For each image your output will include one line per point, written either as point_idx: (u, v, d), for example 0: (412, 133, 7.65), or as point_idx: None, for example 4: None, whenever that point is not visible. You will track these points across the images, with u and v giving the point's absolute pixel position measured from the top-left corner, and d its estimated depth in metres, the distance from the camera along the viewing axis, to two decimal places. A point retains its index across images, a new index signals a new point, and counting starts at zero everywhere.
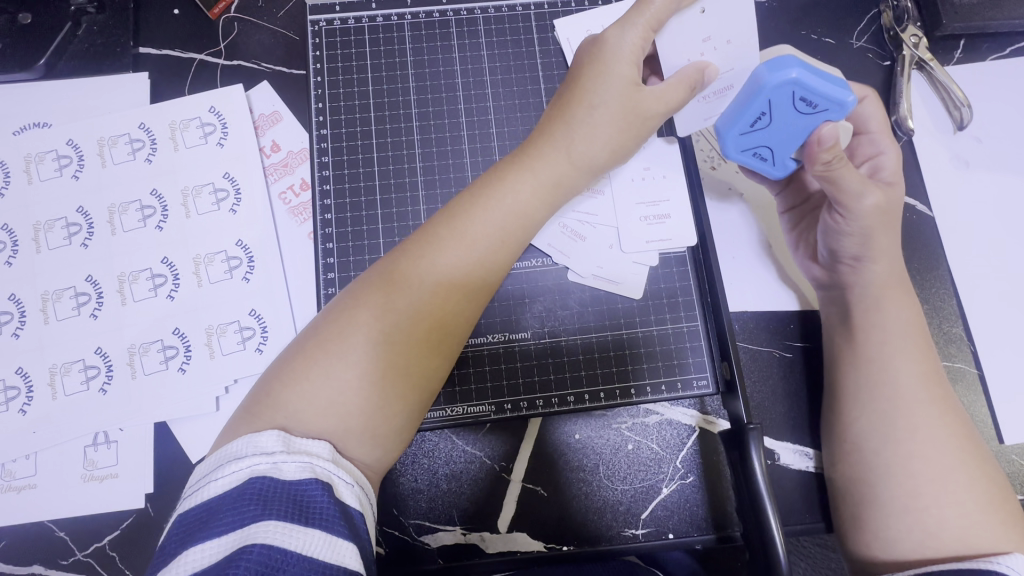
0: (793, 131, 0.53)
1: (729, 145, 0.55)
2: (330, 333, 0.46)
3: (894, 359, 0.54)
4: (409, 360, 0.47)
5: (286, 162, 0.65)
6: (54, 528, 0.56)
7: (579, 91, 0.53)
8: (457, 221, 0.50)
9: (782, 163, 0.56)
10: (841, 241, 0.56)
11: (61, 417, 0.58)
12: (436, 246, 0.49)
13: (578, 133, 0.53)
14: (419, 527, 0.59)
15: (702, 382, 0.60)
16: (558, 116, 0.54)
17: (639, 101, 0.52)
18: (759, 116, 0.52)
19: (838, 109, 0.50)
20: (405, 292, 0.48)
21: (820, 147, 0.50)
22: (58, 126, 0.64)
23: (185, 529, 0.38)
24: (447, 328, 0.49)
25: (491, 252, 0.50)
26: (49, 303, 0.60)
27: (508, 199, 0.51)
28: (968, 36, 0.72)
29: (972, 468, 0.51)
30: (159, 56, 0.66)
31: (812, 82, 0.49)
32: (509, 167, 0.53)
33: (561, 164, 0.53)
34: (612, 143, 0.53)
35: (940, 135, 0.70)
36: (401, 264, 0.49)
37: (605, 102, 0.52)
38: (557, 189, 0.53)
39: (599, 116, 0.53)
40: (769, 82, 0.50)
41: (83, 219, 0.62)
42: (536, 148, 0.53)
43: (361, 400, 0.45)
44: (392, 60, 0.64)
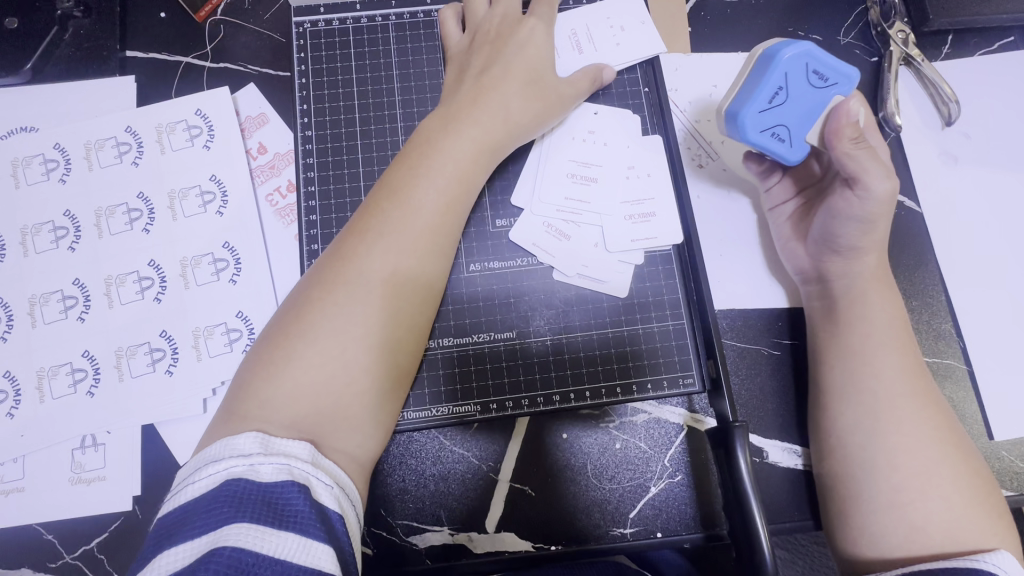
0: (806, 107, 0.54)
1: (748, 122, 0.54)
2: (292, 324, 0.47)
3: (878, 354, 0.54)
4: (374, 324, 0.48)
5: (272, 164, 0.65)
6: (42, 532, 0.56)
7: (488, 65, 0.59)
8: (396, 187, 0.52)
9: (800, 145, 0.55)
10: (849, 226, 0.56)
11: (49, 419, 0.58)
12: (381, 216, 0.51)
13: (499, 99, 0.57)
14: (407, 528, 0.59)
15: (689, 380, 0.60)
16: (478, 85, 0.58)
17: (546, 79, 0.59)
18: (775, 93, 0.53)
19: (845, 83, 0.54)
20: (355, 260, 0.49)
21: (846, 119, 0.53)
22: (45, 130, 0.64)
23: (162, 533, 0.38)
24: (405, 285, 0.50)
25: (438, 209, 0.52)
26: (36, 306, 0.61)
27: (444, 160, 0.53)
28: (956, 31, 0.72)
29: (957, 463, 0.51)
30: (146, 59, 0.66)
31: (821, 56, 0.53)
32: (438, 132, 0.55)
33: (491, 123, 0.56)
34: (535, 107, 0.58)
35: (928, 131, 0.70)
36: (348, 241, 0.50)
37: (514, 75, 0.58)
38: (490, 145, 0.56)
39: (514, 87, 0.57)
40: (781, 56, 0.52)
41: (70, 222, 0.62)
42: (463, 116, 0.55)
43: (340, 378, 0.46)
44: (376, 61, 0.64)
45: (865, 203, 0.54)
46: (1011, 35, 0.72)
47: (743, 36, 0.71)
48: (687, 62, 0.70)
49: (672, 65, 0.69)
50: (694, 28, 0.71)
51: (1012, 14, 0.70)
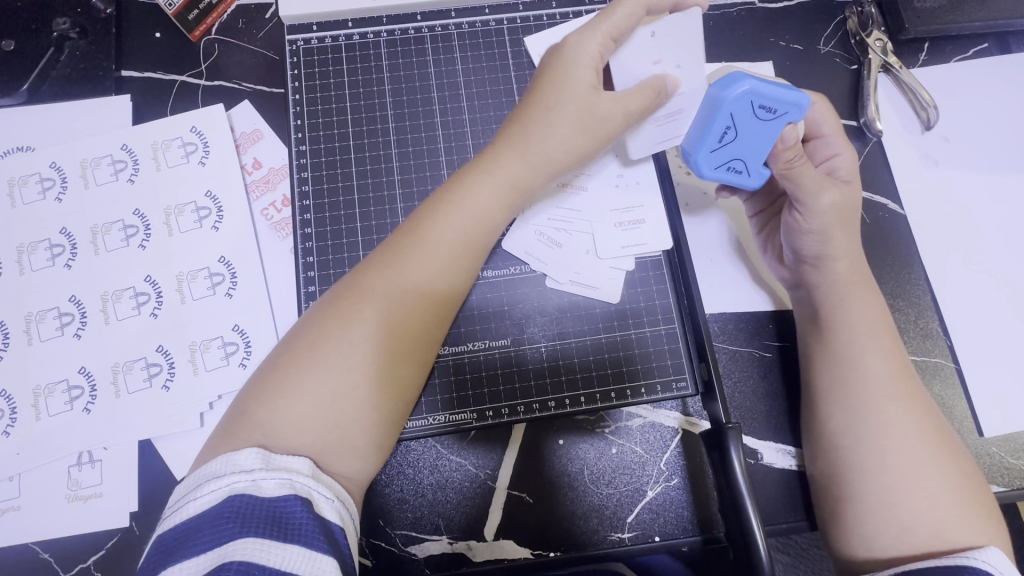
0: (758, 141, 0.55)
1: (701, 163, 0.57)
2: (303, 352, 0.47)
3: (862, 354, 0.55)
4: (386, 367, 0.48)
5: (267, 179, 0.66)
6: (39, 550, 0.56)
7: (539, 95, 0.55)
8: (421, 230, 0.52)
9: (758, 173, 0.57)
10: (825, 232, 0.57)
11: (46, 437, 0.58)
12: (403, 255, 0.51)
13: (537, 132, 0.54)
14: (406, 537, 0.59)
15: (682, 383, 0.61)
16: (518, 121, 0.55)
17: (596, 107, 0.54)
18: (725, 131, 0.55)
19: (795, 109, 0.53)
20: (375, 301, 0.49)
21: (783, 144, 0.54)
22: (41, 149, 0.65)
23: (166, 549, 0.38)
24: (419, 332, 0.50)
25: (458, 256, 0.52)
26: (32, 324, 0.61)
27: (472, 204, 0.53)
28: (931, 39, 0.74)
29: (945, 462, 0.52)
30: (141, 78, 0.68)
31: (766, 88, 0.52)
32: (469, 174, 0.54)
33: (520, 166, 0.54)
34: (573, 145, 0.54)
35: (908, 135, 0.72)
36: (369, 276, 0.50)
37: (563, 110, 0.54)
38: (517, 190, 0.54)
39: (559, 120, 0.54)
40: (725, 96, 0.53)
41: (66, 240, 0.63)
42: (496, 159, 0.54)
43: (336, 414, 0.46)
44: (369, 76, 0.66)
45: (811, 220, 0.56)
46: (985, 41, 0.75)
47: (727, 45, 0.73)
48: None
49: None
50: None
51: (984, 22, 0.72)
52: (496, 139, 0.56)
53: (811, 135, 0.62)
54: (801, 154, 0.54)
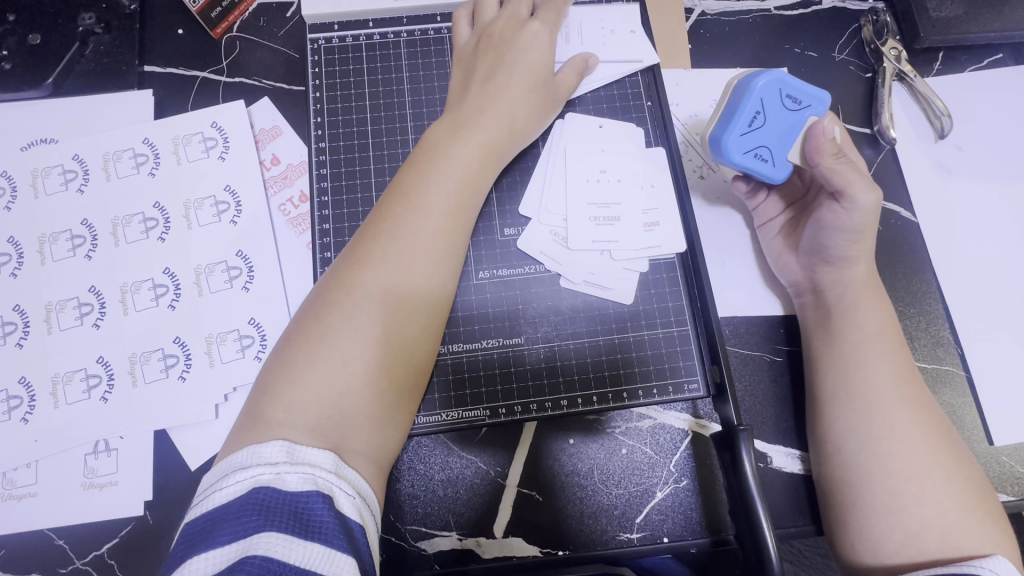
0: (783, 130, 0.58)
1: (731, 146, 0.57)
2: (312, 327, 0.48)
3: (868, 358, 0.56)
4: (390, 325, 0.49)
5: (285, 175, 0.67)
6: (54, 537, 0.57)
7: (493, 70, 0.60)
8: (411, 194, 0.53)
9: (783, 163, 0.58)
10: (836, 236, 0.58)
11: (63, 425, 0.59)
12: (396, 220, 0.52)
13: (504, 100, 0.58)
14: (416, 533, 0.59)
15: (694, 386, 0.61)
16: (481, 91, 0.59)
17: (543, 71, 0.61)
18: (753, 116, 0.57)
19: (818, 104, 0.58)
20: (373, 265, 0.50)
21: (824, 138, 0.56)
22: (64, 142, 0.66)
23: (191, 539, 0.38)
24: (420, 288, 0.51)
25: (449, 208, 0.53)
26: (52, 313, 0.62)
27: (455, 161, 0.55)
28: (946, 48, 0.74)
29: (950, 466, 0.52)
30: (164, 73, 0.69)
31: (793, 81, 0.57)
32: (446, 137, 0.56)
33: (499, 128, 0.57)
34: (533, 107, 0.60)
35: (922, 143, 0.72)
36: (364, 245, 0.51)
37: (517, 77, 0.59)
38: (498, 148, 0.57)
39: (518, 90, 0.59)
40: (755, 83, 0.57)
41: (87, 231, 0.64)
42: (469, 119, 0.57)
43: (351, 378, 0.47)
44: (388, 76, 0.67)
45: (852, 213, 0.57)
46: (999, 52, 0.75)
47: (742, 51, 0.74)
48: (688, 77, 0.72)
49: (674, 80, 0.72)
50: (694, 44, 0.73)
51: (1000, 32, 0.72)
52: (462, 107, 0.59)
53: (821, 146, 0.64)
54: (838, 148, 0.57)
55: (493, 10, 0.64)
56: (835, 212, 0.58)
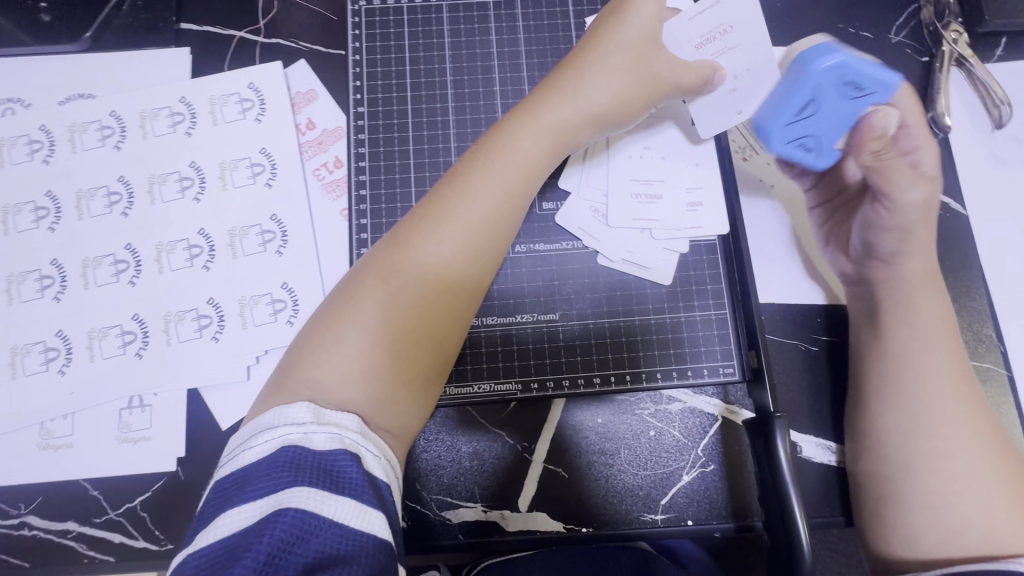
0: (837, 118, 0.56)
1: (774, 135, 0.58)
2: (344, 304, 0.47)
3: (922, 354, 0.54)
4: (420, 314, 0.48)
5: (321, 140, 0.66)
6: (89, 487, 0.58)
7: (586, 43, 0.54)
8: (460, 179, 0.51)
9: (828, 152, 0.59)
10: (882, 234, 0.56)
11: (98, 379, 0.60)
12: (440, 203, 0.50)
13: (587, 82, 0.53)
14: (441, 502, 0.59)
15: (728, 370, 0.60)
16: (566, 69, 0.54)
17: (653, 63, 0.54)
18: (805, 104, 0.56)
19: (882, 91, 0.55)
20: (412, 248, 0.49)
21: (870, 133, 0.54)
22: (102, 97, 0.65)
23: (224, 494, 0.39)
24: (457, 281, 0.49)
25: (497, 198, 0.50)
26: (89, 269, 0.62)
27: (515, 152, 0.51)
28: (1010, 33, 0.71)
29: (999, 467, 0.51)
30: (201, 31, 0.67)
31: (857, 65, 0.54)
32: (510, 123, 0.53)
33: (565, 113, 0.52)
34: (623, 94, 0.53)
35: (977, 134, 0.69)
36: (409, 229, 0.50)
37: (618, 55, 0.53)
38: (562, 139, 0.53)
39: (609, 70, 0.53)
40: (815, 66, 0.55)
41: (124, 188, 0.64)
42: (538, 104, 0.53)
43: (370, 366, 0.45)
44: (429, 41, 0.65)
45: (894, 213, 0.55)
46: None
47: (793, 29, 0.71)
48: None
49: None
50: None
51: None
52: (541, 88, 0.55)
53: (894, 125, 0.57)
54: (889, 146, 0.54)
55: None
56: (876, 213, 0.57)
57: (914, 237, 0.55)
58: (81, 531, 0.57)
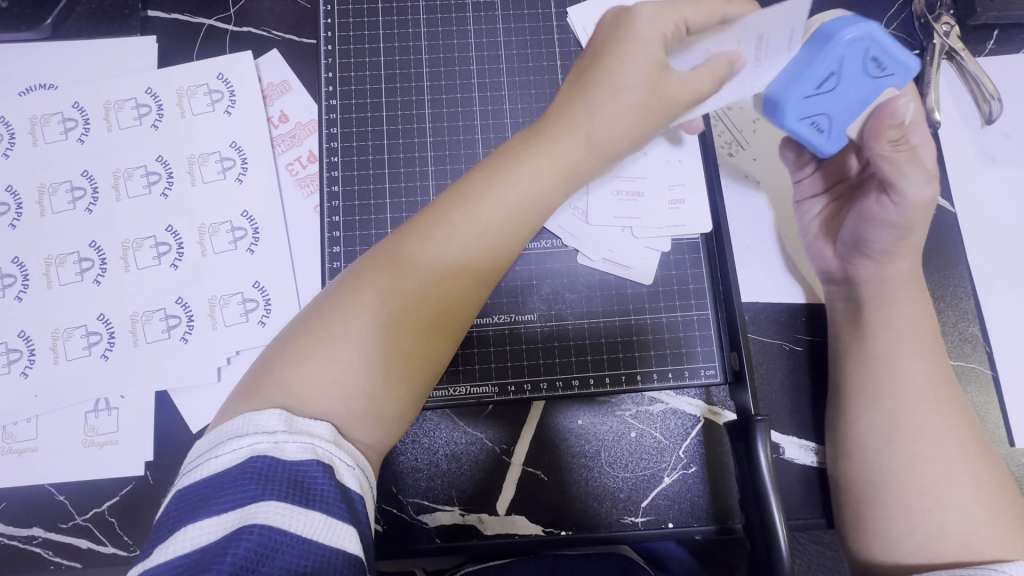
0: (853, 98, 0.50)
1: (789, 111, 0.51)
2: (331, 312, 0.45)
3: (904, 356, 0.53)
4: (413, 337, 0.46)
5: (294, 133, 0.64)
6: (54, 492, 0.56)
7: (602, 67, 0.49)
8: (465, 206, 0.47)
9: (837, 135, 0.53)
10: (881, 231, 0.54)
11: (63, 381, 0.58)
12: (443, 228, 0.47)
13: (597, 116, 0.48)
14: (417, 506, 0.58)
15: (710, 371, 0.59)
16: (578, 96, 0.49)
17: (660, 87, 0.48)
18: (825, 79, 0.48)
19: (903, 74, 0.48)
20: (412, 270, 0.46)
21: (890, 120, 0.50)
22: (64, 88, 0.63)
23: (187, 504, 0.37)
24: (455, 310, 0.47)
25: (500, 230, 0.48)
26: (52, 267, 0.60)
27: (520, 179, 0.48)
28: (1002, 26, 0.69)
29: (978, 470, 0.50)
30: (167, 19, 0.65)
31: (887, 41, 0.46)
32: (521, 151, 0.49)
33: (574, 149, 0.49)
34: (629, 132, 0.49)
35: (967, 129, 0.68)
36: (406, 243, 0.47)
37: (628, 88, 0.48)
38: (570, 176, 0.49)
39: (619, 104, 0.48)
40: (841, 36, 0.46)
41: (88, 183, 0.61)
42: (548, 131, 0.49)
43: (354, 382, 0.43)
44: (405, 31, 0.63)
45: (900, 208, 0.52)
46: None
47: None
48: None
49: None
50: None
51: None
52: (553, 112, 0.50)
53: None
54: (903, 134, 0.50)
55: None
56: (880, 207, 0.53)
57: (910, 236, 0.53)
58: (46, 537, 0.56)
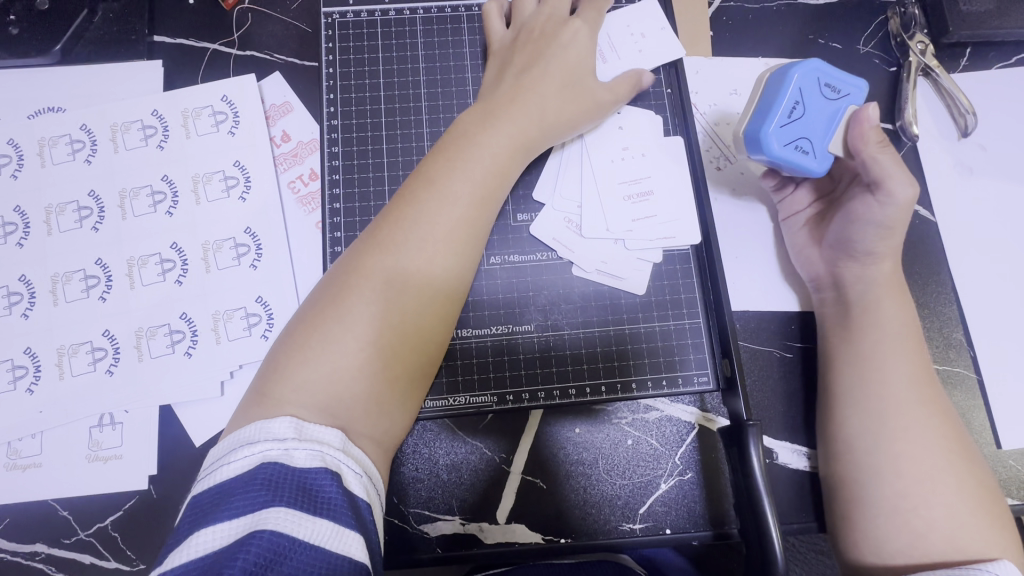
0: (827, 118, 0.56)
1: (770, 138, 0.55)
2: (324, 308, 0.47)
3: (887, 357, 0.55)
4: (403, 309, 0.48)
5: (295, 152, 0.66)
6: (58, 508, 0.57)
7: (527, 63, 0.59)
8: (432, 179, 0.52)
9: (823, 155, 0.56)
10: (868, 230, 0.57)
11: (68, 397, 0.59)
12: (417, 204, 0.51)
13: (533, 95, 0.57)
14: (419, 516, 0.59)
15: (703, 378, 0.61)
16: (512, 83, 0.58)
17: (587, 82, 0.60)
18: (793, 106, 0.55)
19: (858, 93, 0.56)
20: (392, 247, 0.49)
21: (869, 124, 0.55)
22: (72, 111, 0.65)
23: (199, 510, 0.38)
24: (439, 275, 0.50)
25: (471, 194, 0.52)
26: (58, 285, 0.61)
27: (481, 152, 0.53)
28: (975, 44, 0.72)
29: (961, 469, 0.52)
30: (173, 44, 0.67)
31: (832, 70, 0.56)
32: (476, 128, 0.55)
33: (523, 118, 0.56)
34: (567, 108, 0.59)
35: (944, 142, 0.71)
36: (381, 229, 0.50)
37: (552, 74, 0.59)
38: (525, 140, 0.56)
39: (550, 88, 0.58)
40: (796, 70, 0.55)
41: (94, 203, 0.63)
42: (499, 112, 0.56)
43: (353, 383, 0.45)
44: (403, 53, 0.65)
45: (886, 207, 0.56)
46: None
47: (764, 39, 0.72)
48: (708, 65, 0.70)
49: (694, 68, 0.70)
50: (716, 31, 0.71)
51: None
52: (494, 97, 0.58)
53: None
54: (883, 137, 0.56)
55: (532, 7, 0.64)
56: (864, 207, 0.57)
57: (895, 236, 0.56)
58: (49, 553, 0.56)
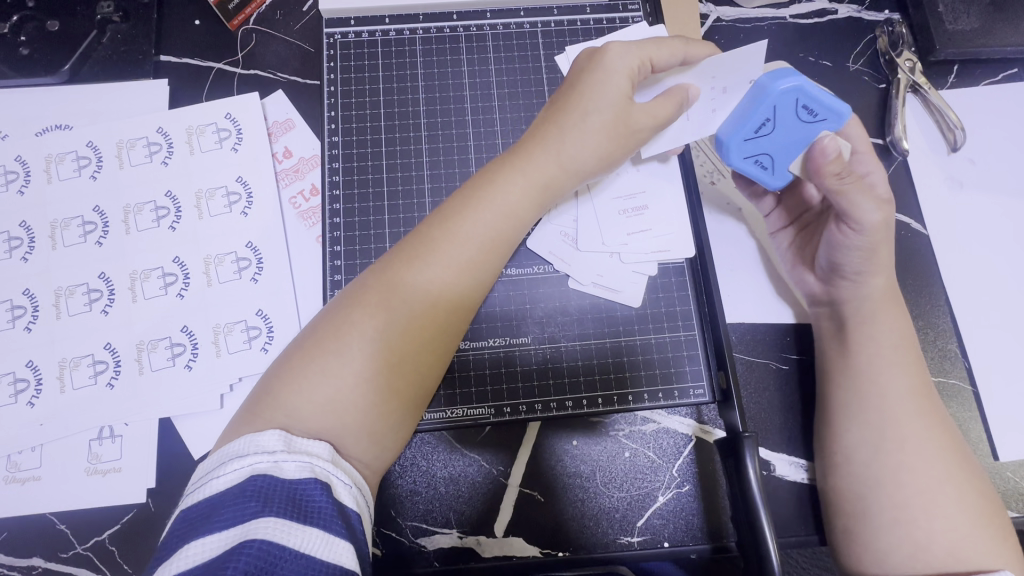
0: (790, 140, 0.54)
1: (731, 150, 0.55)
2: (328, 333, 0.47)
3: (886, 370, 0.55)
4: (403, 350, 0.48)
5: (297, 168, 0.67)
6: (55, 521, 0.57)
7: (575, 93, 0.55)
8: (449, 223, 0.51)
9: (782, 173, 0.56)
10: (849, 254, 0.56)
11: (68, 410, 0.59)
12: (431, 245, 0.51)
13: (570, 133, 0.54)
14: (416, 529, 0.59)
15: (699, 391, 0.61)
16: (553, 118, 0.55)
17: (632, 113, 0.54)
18: (762, 124, 0.53)
19: (835, 120, 0.52)
20: (400, 287, 0.49)
21: (826, 159, 0.52)
22: (79, 128, 0.66)
23: (189, 522, 0.38)
24: (444, 323, 0.50)
25: (484, 243, 0.51)
26: (61, 298, 0.62)
27: (501, 199, 0.52)
28: (962, 61, 0.74)
29: (961, 480, 0.52)
30: (179, 63, 0.69)
31: (814, 90, 0.51)
32: (502, 171, 0.54)
33: (550, 164, 0.54)
34: (601, 147, 0.55)
35: (935, 156, 0.72)
36: (398, 262, 0.50)
37: (598, 109, 0.54)
38: (546, 190, 0.54)
39: (591, 121, 0.54)
40: (774, 87, 0.51)
41: (99, 218, 0.64)
42: (528, 157, 0.54)
43: (351, 401, 0.46)
44: (403, 72, 0.67)
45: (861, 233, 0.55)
46: (1015, 66, 0.74)
47: None
48: None
49: None
50: None
51: (1016, 47, 0.72)
52: (529, 136, 0.56)
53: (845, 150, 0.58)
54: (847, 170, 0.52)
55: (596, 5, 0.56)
56: (841, 232, 0.56)
57: (879, 256, 0.56)
58: (46, 566, 0.56)
